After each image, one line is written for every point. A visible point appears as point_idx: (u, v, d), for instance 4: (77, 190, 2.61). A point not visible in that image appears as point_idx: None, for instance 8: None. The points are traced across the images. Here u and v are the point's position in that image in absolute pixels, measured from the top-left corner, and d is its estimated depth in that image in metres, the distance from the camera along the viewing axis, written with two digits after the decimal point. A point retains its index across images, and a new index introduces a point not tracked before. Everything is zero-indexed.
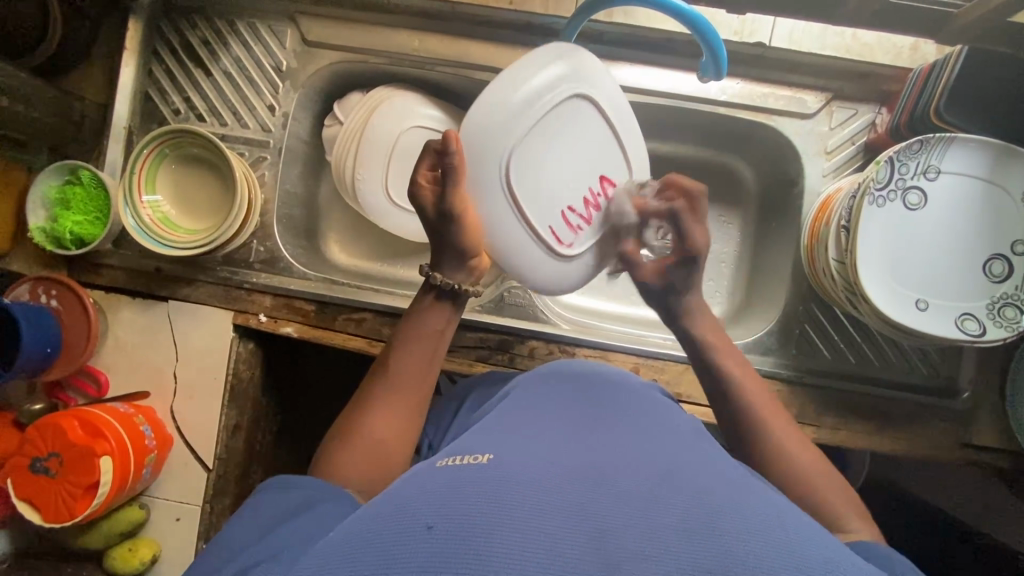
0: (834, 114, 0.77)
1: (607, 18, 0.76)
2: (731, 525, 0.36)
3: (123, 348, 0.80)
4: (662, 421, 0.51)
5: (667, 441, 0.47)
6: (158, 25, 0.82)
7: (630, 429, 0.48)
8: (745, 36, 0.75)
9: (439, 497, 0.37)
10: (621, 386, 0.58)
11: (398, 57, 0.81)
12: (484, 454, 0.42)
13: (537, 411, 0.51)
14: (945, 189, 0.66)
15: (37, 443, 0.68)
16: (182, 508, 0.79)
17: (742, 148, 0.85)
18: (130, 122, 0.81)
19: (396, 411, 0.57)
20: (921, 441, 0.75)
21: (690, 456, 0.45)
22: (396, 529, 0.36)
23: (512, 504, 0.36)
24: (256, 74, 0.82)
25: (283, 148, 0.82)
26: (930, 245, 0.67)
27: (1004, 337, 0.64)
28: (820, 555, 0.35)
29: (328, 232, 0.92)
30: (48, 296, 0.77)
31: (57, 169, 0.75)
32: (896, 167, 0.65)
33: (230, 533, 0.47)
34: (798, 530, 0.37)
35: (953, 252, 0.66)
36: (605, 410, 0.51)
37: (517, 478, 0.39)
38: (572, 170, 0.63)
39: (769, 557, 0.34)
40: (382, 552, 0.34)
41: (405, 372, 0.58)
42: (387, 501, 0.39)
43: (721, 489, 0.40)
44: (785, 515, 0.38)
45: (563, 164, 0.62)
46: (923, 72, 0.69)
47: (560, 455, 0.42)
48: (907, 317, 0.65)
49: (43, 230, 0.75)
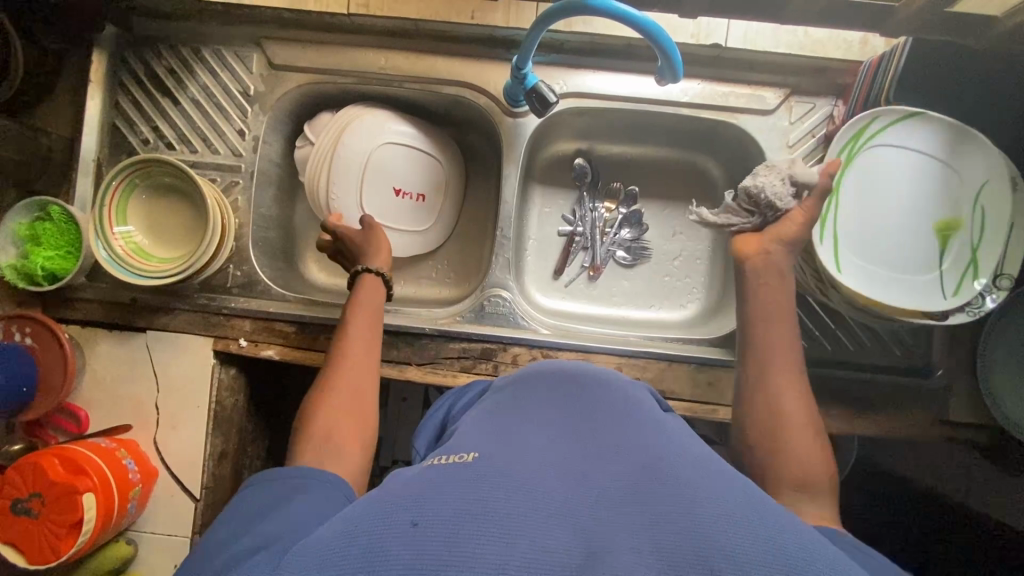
0: (794, 108, 0.79)
1: (568, 28, 0.77)
2: (711, 515, 0.35)
3: (103, 383, 0.79)
4: (646, 414, 0.51)
5: (649, 431, 0.47)
6: (122, 56, 0.82)
7: (613, 421, 0.48)
8: (702, 38, 0.77)
9: (423, 495, 0.37)
10: (605, 380, 0.58)
11: (366, 76, 0.82)
12: (469, 453, 0.42)
13: (523, 409, 0.51)
14: (956, 173, 0.68)
15: (17, 485, 0.67)
16: (170, 541, 0.78)
17: (708, 147, 0.88)
18: (99, 155, 0.81)
19: (350, 417, 0.58)
20: (900, 421, 0.77)
21: (676, 445, 0.45)
22: (379, 527, 0.35)
23: (499, 501, 0.36)
24: (224, 99, 0.82)
25: (255, 171, 0.82)
26: (920, 223, 0.69)
27: (954, 305, 0.66)
28: (800, 546, 0.34)
29: (307, 252, 0.92)
30: (22, 334, 0.76)
31: (27, 206, 0.74)
32: (887, 136, 0.69)
33: (213, 530, 0.44)
34: (785, 525, 0.37)
35: (936, 233, 0.68)
36: (591, 403, 0.51)
37: (502, 476, 0.38)
38: (873, 160, 0.70)
39: (755, 552, 0.33)
40: (364, 550, 0.34)
41: (348, 388, 0.61)
42: (373, 501, 0.39)
43: (704, 477, 0.40)
44: (767, 506, 0.38)
45: (869, 164, 0.70)
46: (873, 64, 0.72)
47: (547, 453, 0.42)
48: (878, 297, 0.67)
49: (13, 267, 0.74)
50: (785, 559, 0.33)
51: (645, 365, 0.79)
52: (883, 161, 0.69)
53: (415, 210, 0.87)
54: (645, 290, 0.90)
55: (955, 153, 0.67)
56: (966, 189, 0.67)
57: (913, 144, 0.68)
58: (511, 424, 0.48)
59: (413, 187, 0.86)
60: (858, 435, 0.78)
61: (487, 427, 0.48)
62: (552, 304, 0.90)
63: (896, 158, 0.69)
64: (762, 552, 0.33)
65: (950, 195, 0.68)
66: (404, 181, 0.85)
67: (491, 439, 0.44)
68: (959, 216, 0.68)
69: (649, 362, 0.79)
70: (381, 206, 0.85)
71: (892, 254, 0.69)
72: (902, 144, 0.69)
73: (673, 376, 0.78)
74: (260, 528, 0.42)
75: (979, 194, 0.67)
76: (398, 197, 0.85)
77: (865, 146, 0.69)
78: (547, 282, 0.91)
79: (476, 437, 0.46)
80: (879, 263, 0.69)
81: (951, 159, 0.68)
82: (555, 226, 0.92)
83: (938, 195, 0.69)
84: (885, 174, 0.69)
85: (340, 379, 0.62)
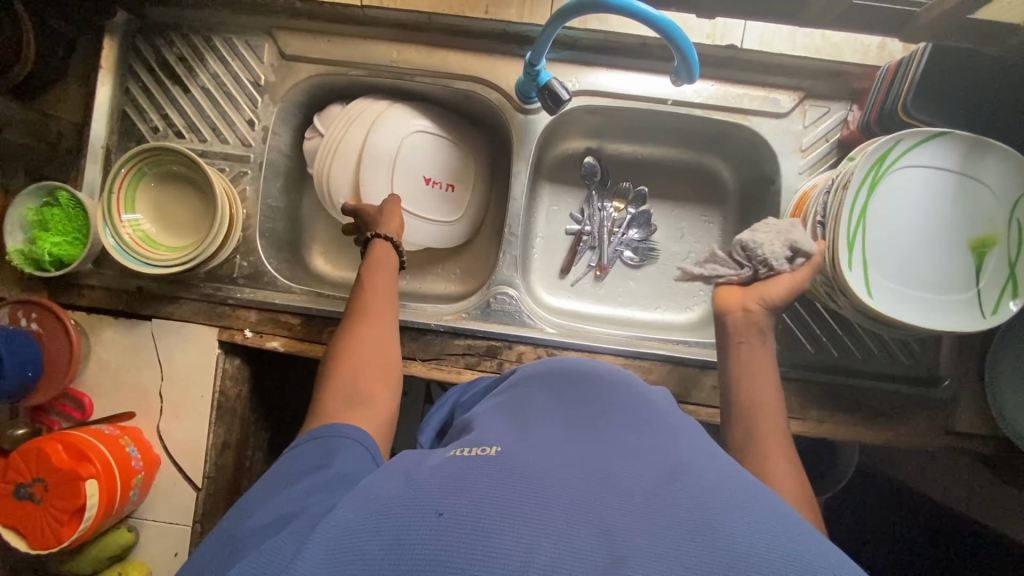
0: (808, 112, 0.78)
1: (582, 25, 0.76)
2: (734, 523, 0.34)
3: (108, 370, 0.79)
4: (667, 417, 0.50)
5: (671, 434, 0.46)
6: (134, 43, 0.82)
7: (632, 421, 0.47)
8: (718, 39, 0.76)
9: (449, 485, 0.37)
10: (621, 381, 0.57)
11: (377, 68, 0.81)
12: (492, 446, 0.42)
13: (539, 409, 0.51)
14: (985, 188, 0.66)
15: (20, 469, 0.67)
16: (171, 529, 0.78)
17: (720, 148, 0.87)
18: (108, 142, 0.81)
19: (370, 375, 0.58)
20: (905, 430, 0.77)
21: (698, 450, 0.43)
22: (404, 518, 0.35)
23: (520, 498, 0.36)
24: (235, 89, 0.82)
25: (264, 162, 0.82)
26: (953, 240, 0.67)
27: (993, 324, 0.66)
28: (824, 554, 0.33)
29: (313, 244, 0.92)
30: (28, 319, 0.76)
31: (35, 191, 0.74)
32: (911, 156, 0.66)
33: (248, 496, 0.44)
34: (812, 536, 0.35)
35: (971, 251, 0.67)
36: (609, 403, 0.51)
37: (521, 473, 0.38)
38: (903, 181, 0.67)
39: (778, 559, 0.32)
40: (388, 540, 0.34)
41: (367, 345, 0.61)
42: (396, 489, 0.39)
43: (727, 484, 0.39)
44: (791, 516, 0.37)
45: (899, 185, 0.67)
46: (891, 68, 0.71)
47: (565, 451, 0.42)
48: (896, 309, 0.66)
49: (21, 252, 0.74)
50: (808, 565, 0.32)
51: (650, 366, 0.79)
52: (914, 181, 0.67)
53: (441, 200, 0.85)
54: (652, 292, 0.90)
55: (983, 171, 0.66)
56: (997, 205, 0.66)
57: (943, 161, 0.66)
58: (528, 423, 0.47)
59: (440, 176, 0.85)
60: (862, 442, 0.77)
61: (505, 424, 0.48)
62: (558, 302, 0.89)
63: (926, 177, 0.67)
64: (785, 559, 0.32)
65: (979, 212, 0.67)
66: (432, 171, 0.85)
67: (510, 437, 0.44)
68: (990, 232, 0.67)
69: (654, 364, 0.78)
70: (409, 194, 0.83)
71: (929, 275, 0.67)
72: (932, 163, 0.66)
73: (678, 378, 0.78)
74: (297, 491, 0.42)
75: (1009, 211, 0.66)
76: (427, 185, 0.84)
77: (895, 168, 0.66)
78: (553, 280, 0.90)
79: (494, 433, 0.45)
80: (917, 285, 0.67)
81: (979, 176, 0.66)
82: (563, 224, 0.91)
83: (970, 211, 0.67)
84: (914, 194, 0.67)
85: (357, 335, 0.62)
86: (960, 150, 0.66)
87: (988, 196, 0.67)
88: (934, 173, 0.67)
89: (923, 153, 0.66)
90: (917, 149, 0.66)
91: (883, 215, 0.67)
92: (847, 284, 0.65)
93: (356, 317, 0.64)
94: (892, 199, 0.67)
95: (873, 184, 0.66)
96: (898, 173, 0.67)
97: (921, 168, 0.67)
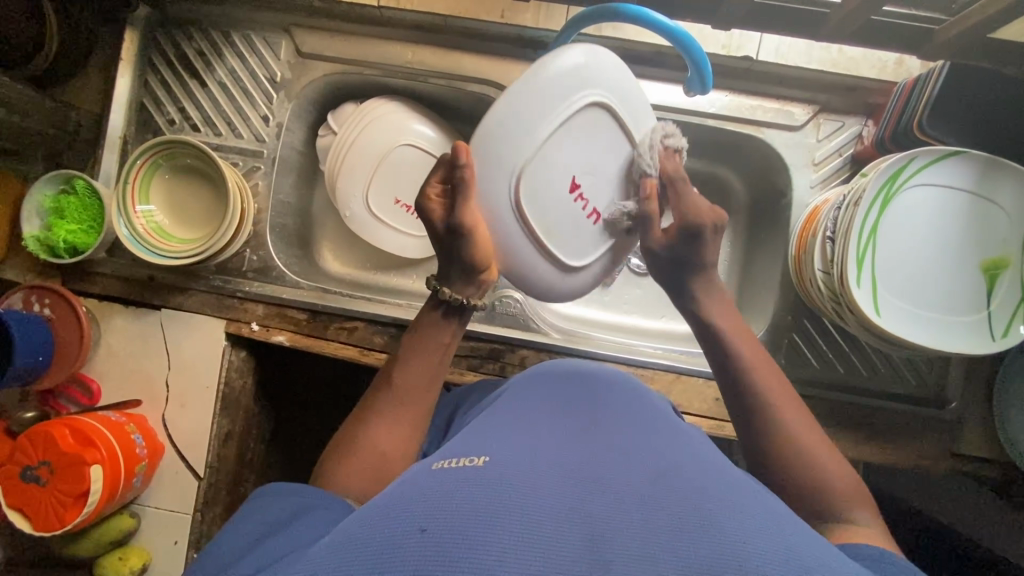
0: (821, 126, 0.78)
1: (596, 32, 0.77)
2: (726, 526, 0.35)
3: (117, 357, 0.81)
4: (660, 421, 0.50)
5: (663, 440, 0.46)
6: (154, 35, 0.83)
7: (625, 428, 0.47)
8: (733, 50, 0.76)
9: (434, 497, 0.37)
10: (612, 382, 0.57)
11: (392, 69, 0.82)
12: (479, 457, 0.42)
13: (531, 412, 0.51)
14: (1000, 208, 0.66)
15: (27, 452, 0.68)
16: (172, 517, 0.79)
17: (732, 160, 0.86)
18: (125, 132, 0.82)
19: (396, 430, 0.57)
20: (909, 449, 0.76)
21: (689, 456, 0.44)
22: (386, 533, 0.35)
23: (509, 506, 0.36)
24: (251, 85, 0.83)
25: (277, 158, 0.83)
26: (964, 259, 0.67)
27: (1003, 348, 0.65)
28: (814, 556, 0.34)
29: (322, 240, 0.93)
30: (40, 305, 0.77)
31: (52, 178, 0.75)
32: (925, 173, 0.65)
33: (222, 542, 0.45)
34: (801, 534, 0.36)
35: (982, 272, 0.66)
36: (600, 409, 0.51)
37: (511, 482, 0.38)
38: (916, 201, 0.66)
39: (771, 560, 0.33)
40: (374, 555, 0.33)
41: (400, 400, 0.58)
42: (387, 502, 0.38)
43: (716, 488, 0.39)
44: (782, 516, 0.37)
45: (912, 203, 0.66)
46: (907, 85, 0.69)
47: (556, 457, 0.42)
48: (905, 330, 0.66)
49: (37, 238, 0.75)
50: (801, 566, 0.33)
51: (652, 375, 0.78)
52: (927, 200, 0.66)
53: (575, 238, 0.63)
54: (658, 301, 0.90)
55: (998, 191, 0.65)
56: (1011, 226, 0.66)
57: (957, 181, 0.65)
58: (521, 426, 0.47)
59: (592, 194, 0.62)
60: (865, 460, 0.77)
61: (497, 428, 0.48)
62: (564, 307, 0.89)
63: (939, 198, 0.66)
64: (777, 560, 0.33)
65: (993, 232, 0.66)
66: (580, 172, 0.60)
67: (500, 442, 0.44)
68: (1005, 253, 0.66)
69: (656, 374, 0.78)
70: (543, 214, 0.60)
71: (939, 295, 0.66)
72: (948, 182, 0.65)
73: (680, 388, 0.78)
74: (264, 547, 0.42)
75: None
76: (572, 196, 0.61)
77: (908, 186, 0.65)
78: None
79: (484, 441, 0.45)
80: (926, 306, 0.66)
81: (994, 196, 0.65)
82: None
83: (985, 232, 0.66)
84: (927, 213, 0.67)
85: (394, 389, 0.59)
86: (976, 172, 0.65)
87: (1002, 218, 0.66)
88: (948, 193, 0.66)
89: (938, 173, 0.65)
90: (934, 169, 0.65)
91: (894, 234, 0.66)
92: (858, 305, 0.64)
93: (387, 385, 0.59)
94: (904, 219, 0.66)
95: (886, 203, 0.65)
96: (911, 193, 0.66)
97: (934, 187, 0.66)
